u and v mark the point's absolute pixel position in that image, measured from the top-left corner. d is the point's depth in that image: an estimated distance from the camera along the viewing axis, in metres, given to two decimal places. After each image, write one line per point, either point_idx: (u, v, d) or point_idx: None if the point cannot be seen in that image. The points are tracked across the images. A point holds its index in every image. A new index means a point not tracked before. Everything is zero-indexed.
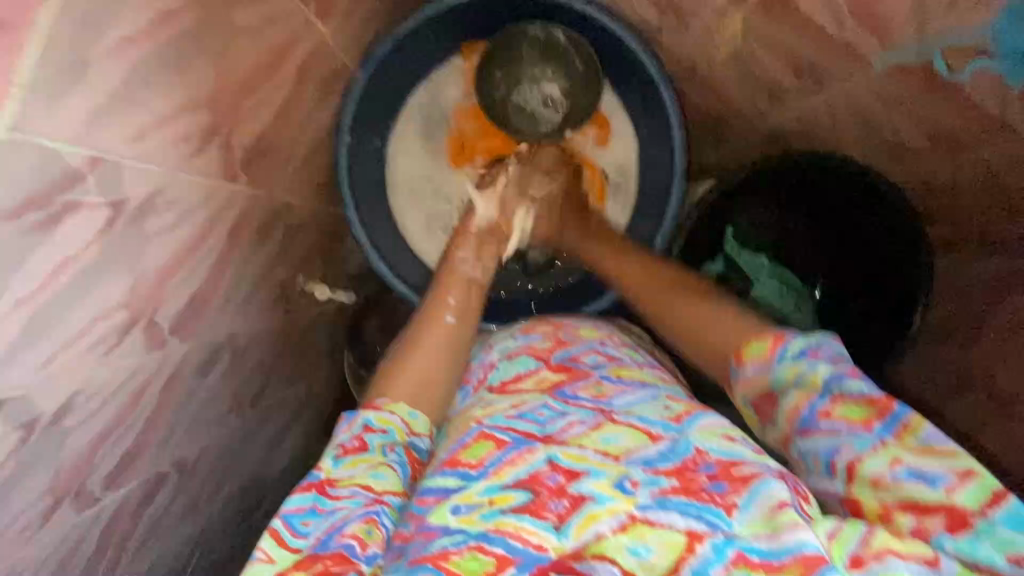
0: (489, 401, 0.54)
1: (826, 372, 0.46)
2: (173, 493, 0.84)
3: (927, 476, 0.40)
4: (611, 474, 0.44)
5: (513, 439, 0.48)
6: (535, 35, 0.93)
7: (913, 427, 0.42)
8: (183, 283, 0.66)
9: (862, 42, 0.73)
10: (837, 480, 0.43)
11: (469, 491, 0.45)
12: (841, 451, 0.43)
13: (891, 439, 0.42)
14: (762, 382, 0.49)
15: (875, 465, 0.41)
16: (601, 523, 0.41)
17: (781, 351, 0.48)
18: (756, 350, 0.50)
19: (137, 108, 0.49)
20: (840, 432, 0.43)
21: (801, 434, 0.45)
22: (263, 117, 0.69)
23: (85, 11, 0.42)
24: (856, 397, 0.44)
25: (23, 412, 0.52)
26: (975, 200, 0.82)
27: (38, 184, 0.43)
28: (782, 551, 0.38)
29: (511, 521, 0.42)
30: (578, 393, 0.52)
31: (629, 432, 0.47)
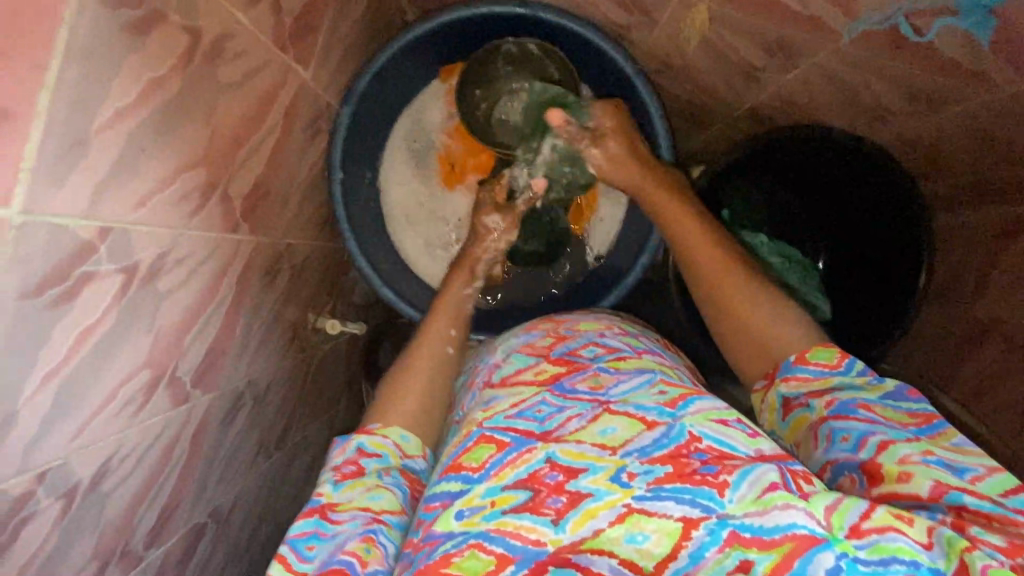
0: (489, 400, 0.55)
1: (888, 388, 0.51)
2: (213, 541, 0.86)
3: (956, 464, 0.44)
4: (608, 467, 0.45)
5: (513, 440, 0.49)
6: (508, 50, 0.95)
7: (948, 434, 0.46)
8: (200, 336, 0.68)
9: (828, 15, 0.70)
10: (863, 452, 0.46)
11: (471, 495, 0.46)
12: (876, 431, 0.46)
13: (926, 437, 0.46)
14: (823, 385, 0.52)
15: (907, 447, 0.45)
16: (598, 519, 0.43)
17: (849, 361, 0.53)
18: (823, 355, 0.54)
19: (140, 175, 0.51)
20: (877, 420, 0.47)
21: (837, 415, 0.49)
22: (255, 166, 0.71)
23: (83, 93, 0.43)
24: (905, 410, 0.49)
25: (62, 481, 0.54)
26: (965, 148, 0.84)
27: (54, 261, 0.45)
28: (774, 527, 0.40)
29: (510, 520, 0.44)
30: (576, 386, 0.53)
31: (625, 421, 0.49)
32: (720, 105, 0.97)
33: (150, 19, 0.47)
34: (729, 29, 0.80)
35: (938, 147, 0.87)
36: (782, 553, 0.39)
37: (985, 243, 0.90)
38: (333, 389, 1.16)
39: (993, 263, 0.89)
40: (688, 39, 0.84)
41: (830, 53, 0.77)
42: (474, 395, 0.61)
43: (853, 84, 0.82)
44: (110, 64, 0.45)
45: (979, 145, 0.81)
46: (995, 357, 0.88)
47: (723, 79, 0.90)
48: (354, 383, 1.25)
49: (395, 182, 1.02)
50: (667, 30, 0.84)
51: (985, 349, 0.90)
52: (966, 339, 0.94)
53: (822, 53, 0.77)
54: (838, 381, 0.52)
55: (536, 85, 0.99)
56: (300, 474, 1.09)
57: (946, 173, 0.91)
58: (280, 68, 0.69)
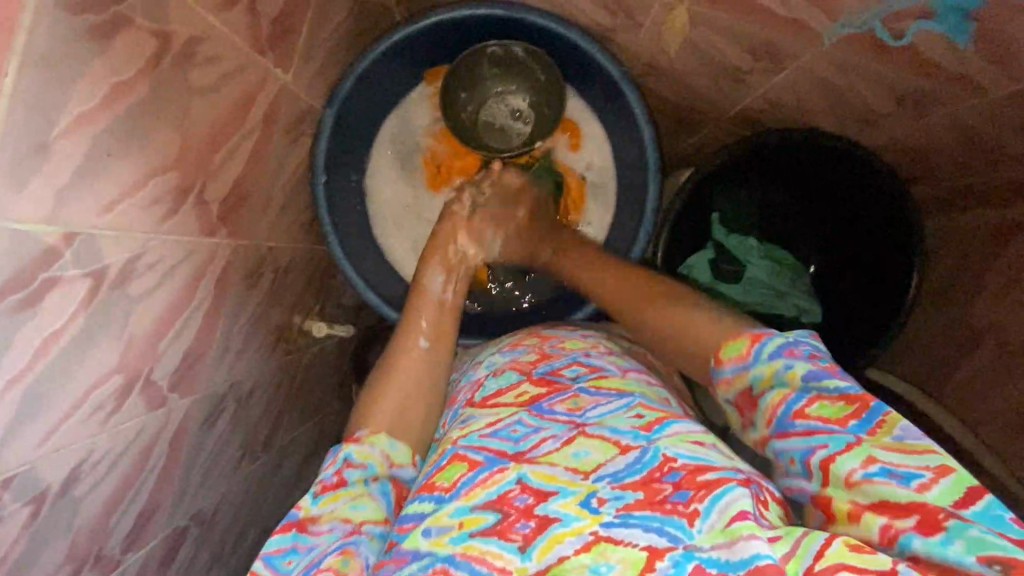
0: (466, 420, 0.54)
1: (802, 371, 0.47)
2: (196, 545, 0.86)
3: (901, 473, 0.41)
4: (580, 491, 0.44)
5: (486, 459, 0.48)
6: (494, 52, 0.94)
7: (887, 426, 0.43)
8: (177, 341, 0.67)
9: (810, 17, 0.69)
10: (813, 480, 0.44)
11: (441, 513, 0.45)
12: (815, 449, 0.44)
13: (866, 437, 0.43)
14: (743, 385, 0.50)
15: (848, 463, 0.42)
16: (564, 545, 0.42)
17: (757, 349, 0.50)
18: (733, 351, 0.52)
19: (107, 179, 0.51)
20: (815, 428, 0.45)
21: (778, 434, 0.46)
22: (233, 169, 0.70)
23: (43, 96, 0.43)
24: (833, 396, 0.45)
25: (30, 487, 0.53)
26: (954, 152, 0.83)
27: (16, 266, 0.44)
28: (739, 563, 0.39)
29: (477, 545, 0.43)
30: (554, 407, 0.52)
31: (601, 445, 0.48)
32: (709, 108, 0.96)
33: (114, 22, 0.47)
34: (713, 31, 0.79)
35: (925, 150, 0.86)
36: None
37: (978, 247, 0.89)
38: (322, 392, 1.16)
39: (987, 266, 0.88)
40: (673, 41, 0.83)
41: (815, 56, 0.76)
42: (455, 413, 0.60)
43: (839, 87, 0.81)
44: (73, 68, 0.44)
45: (968, 148, 0.80)
46: (987, 364, 0.87)
47: (709, 82, 0.89)
48: (345, 386, 1.25)
49: (383, 185, 1.02)
50: (651, 32, 0.84)
51: (976, 355, 0.89)
52: (958, 346, 0.93)
53: (806, 56, 0.76)
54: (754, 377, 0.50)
55: (522, 87, 0.98)
56: (289, 477, 1.09)
57: (937, 177, 0.90)
58: (258, 71, 0.69)
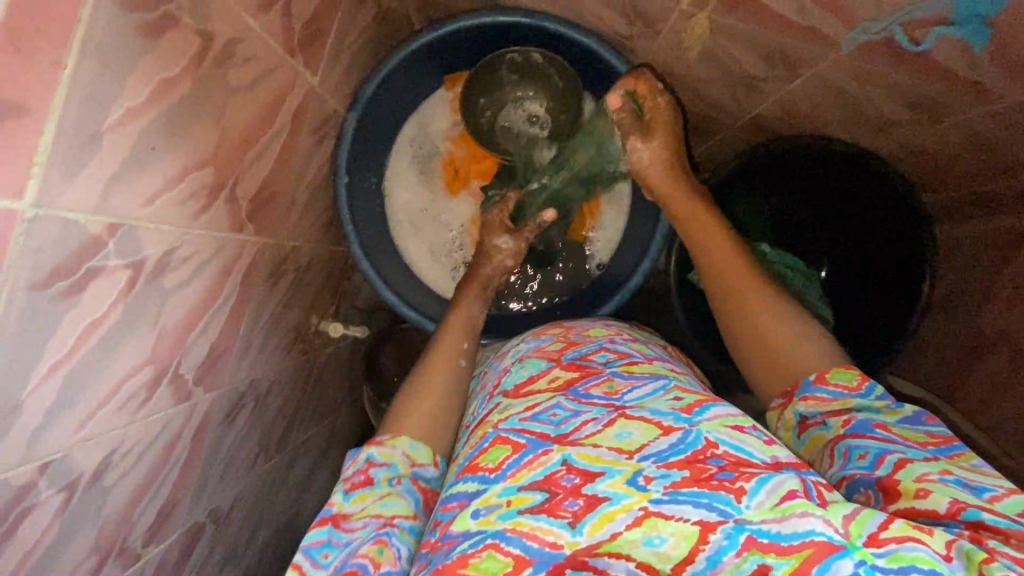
0: (504, 405, 0.55)
1: (906, 411, 0.52)
2: (210, 543, 0.86)
3: (975, 484, 0.43)
4: (626, 470, 0.45)
5: (529, 442, 0.49)
6: (513, 58, 0.96)
7: (964, 456, 0.47)
8: (203, 335, 0.69)
9: (825, 25, 0.71)
10: (880, 469, 0.46)
11: (488, 494, 0.46)
12: (892, 450, 0.47)
13: (944, 457, 0.47)
14: (841, 406, 0.53)
15: (924, 466, 0.45)
16: (616, 523, 0.42)
17: (868, 386, 0.54)
18: (842, 377, 0.55)
19: (150, 172, 0.52)
20: (893, 439, 0.49)
21: (854, 435, 0.50)
22: (262, 169, 0.72)
23: (97, 91, 0.44)
24: (923, 431, 0.50)
25: (64, 473, 0.54)
26: (964, 159, 0.84)
27: (65, 253, 0.46)
28: (793, 534, 0.39)
29: (526, 521, 0.43)
30: (590, 391, 0.53)
31: (642, 425, 0.48)
32: (722, 116, 0.98)
33: (164, 21, 0.49)
34: (729, 39, 0.80)
35: (937, 159, 0.88)
36: (800, 559, 0.38)
37: (987, 255, 0.91)
38: (335, 394, 1.17)
39: (994, 274, 0.90)
40: (689, 49, 0.85)
41: (830, 64, 0.78)
42: (485, 401, 0.61)
43: (852, 95, 0.82)
44: (125, 64, 0.46)
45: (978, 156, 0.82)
46: (997, 368, 0.88)
47: (725, 89, 0.91)
48: (356, 389, 1.26)
49: (401, 187, 1.04)
50: (669, 40, 0.86)
51: (988, 361, 0.90)
52: (968, 352, 0.94)
53: (821, 64, 0.78)
54: (857, 404, 0.53)
55: (539, 94, 1.00)
56: (300, 478, 1.10)
57: (948, 186, 0.92)
58: (289, 73, 0.71)
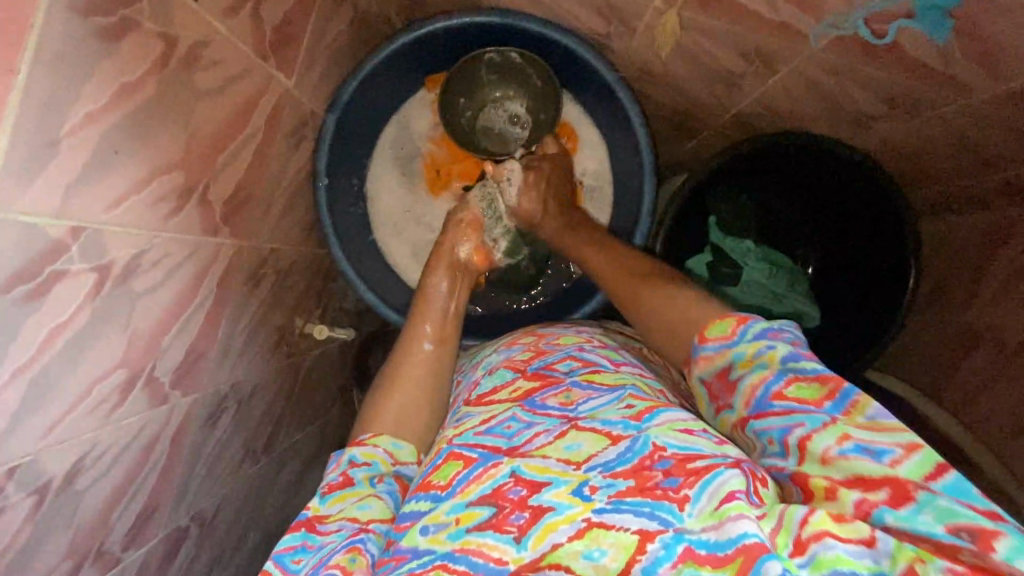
0: (462, 419, 0.56)
1: (784, 353, 0.48)
2: (196, 546, 0.86)
3: (874, 449, 0.41)
4: (571, 481, 0.45)
5: (480, 456, 0.49)
6: (491, 58, 0.96)
7: (861, 405, 0.44)
8: (178, 338, 0.69)
9: (797, 20, 0.70)
10: (789, 458, 0.44)
11: (438, 511, 0.46)
12: (793, 427, 0.44)
13: (840, 415, 0.43)
14: (723, 362, 0.51)
15: (823, 441, 0.43)
16: (558, 534, 0.42)
17: (743, 329, 0.51)
18: (719, 329, 0.53)
19: (114, 175, 0.52)
20: (793, 409, 0.45)
21: (756, 414, 0.47)
22: (236, 171, 0.72)
23: (52, 95, 0.44)
24: (809, 376, 0.46)
25: (33, 477, 0.54)
26: (946, 152, 0.84)
27: (27, 257, 0.46)
28: (727, 542, 0.40)
29: (473, 539, 0.44)
30: (546, 401, 0.53)
31: (591, 436, 0.48)
32: (703, 113, 0.98)
33: (123, 25, 0.49)
34: (704, 36, 0.80)
35: (921, 153, 0.87)
36: (734, 568, 0.39)
37: (973, 250, 0.90)
38: (324, 396, 1.17)
39: (981, 269, 0.89)
40: (664, 46, 0.85)
41: (805, 60, 0.77)
42: (453, 412, 0.61)
43: (831, 90, 0.82)
44: (82, 68, 0.46)
45: (960, 149, 0.81)
46: (986, 364, 0.88)
47: (704, 85, 0.91)
48: (346, 391, 1.26)
49: (383, 190, 1.04)
50: (645, 37, 0.85)
51: (976, 355, 0.89)
52: (957, 347, 0.93)
53: (796, 59, 0.78)
54: (733, 355, 0.51)
55: (519, 93, 1.00)
56: (290, 481, 1.10)
57: (934, 179, 0.91)
58: (261, 76, 0.71)
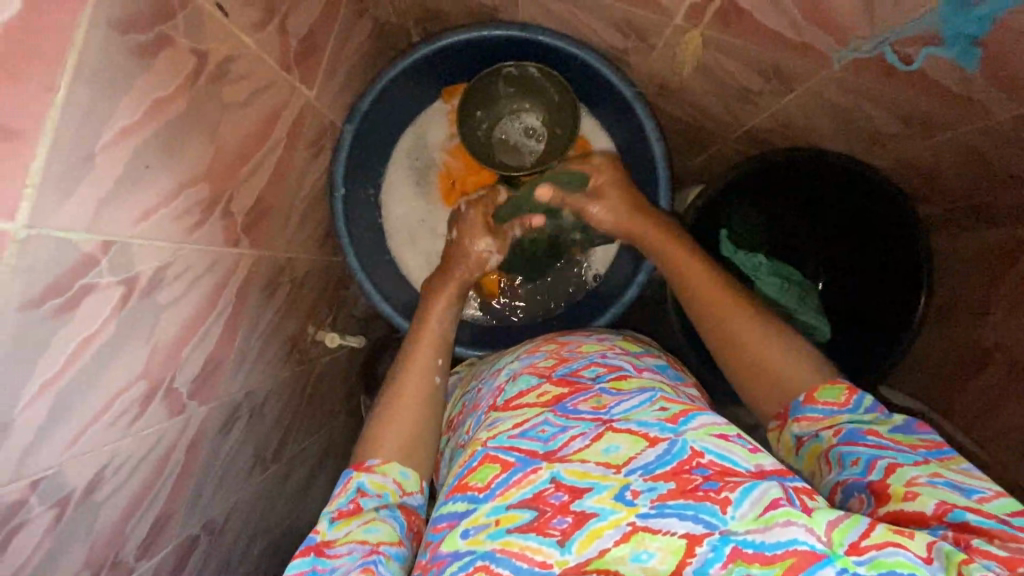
0: (493, 422, 0.55)
1: (898, 418, 0.52)
2: (205, 554, 0.86)
3: (964, 486, 0.44)
4: (612, 486, 0.45)
5: (518, 460, 0.49)
6: (509, 72, 0.96)
7: (955, 459, 0.47)
8: (198, 348, 0.69)
9: (819, 42, 0.70)
10: (872, 473, 0.47)
11: (477, 513, 0.46)
12: (883, 455, 0.48)
13: (934, 460, 0.47)
14: (832, 423, 0.53)
15: (913, 469, 0.46)
16: (603, 539, 0.43)
17: (858, 398, 0.53)
18: (831, 394, 0.55)
19: (144, 190, 0.52)
20: (886, 445, 0.49)
21: (847, 441, 0.50)
22: (258, 183, 0.73)
23: (88, 112, 0.44)
24: (917, 440, 0.50)
25: (56, 489, 0.54)
26: (960, 172, 0.84)
27: (58, 272, 0.46)
28: (777, 544, 0.40)
29: (516, 541, 0.44)
30: (578, 406, 0.53)
31: (628, 439, 0.48)
32: (717, 127, 0.99)
33: (158, 42, 0.49)
34: (724, 54, 0.80)
35: (937, 174, 0.88)
36: (783, 567, 0.39)
37: (980, 269, 0.92)
38: (332, 403, 1.17)
39: (991, 286, 0.90)
40: (683, 64, 0.86)
41: (822, 79, 0.78)
42: (478, 419, 0.61)
43: (848, 109, 0.82)
44: (119, 85, 0.46)
45: (976, 169, 0.82)
46: (995, 382, 0.88)
47: (720, 102, 0.92)
48: (353, 398, 1.26)
49: (398, 199, 1.04)
50: (664, 55, 0.86)
51: (986, 374, 0.90)
52: (963, 364, 0.94)
53: (814, 78, 0.78)
54: (846, 418, 0.53)
55: (536, 106, 1.01)
56: (297, 488, 1.10)
57: (945, 198, 0.92)
58: (285, 89, 0.71)
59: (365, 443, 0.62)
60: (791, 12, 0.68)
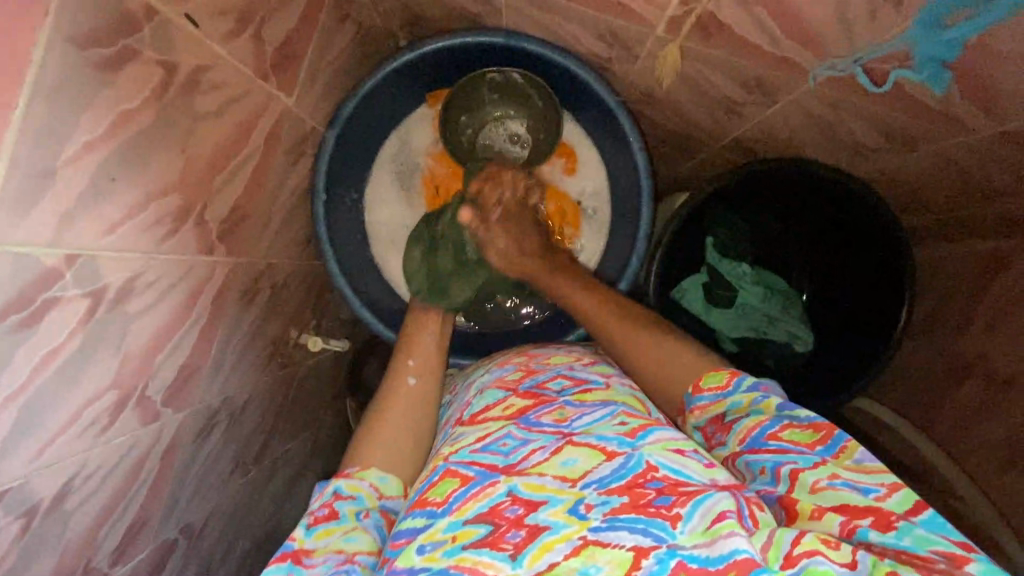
0: (457, 437, 0.55)
1: (778, 401, 0.53)
2: (183, 558, 0.86)
3: (861, 486, 0.45)
4: (568, 499, 0.45)
5: (477, 473, 0.49)
6: (493, 79, 0.97)
7: (848, 449, 0.47)
8: (171, 357, 0.69)
9: (799, 56, 0.70)
10: (780, 485, 0.47)
11: (433, 529, 0.46)
12: (785, 462, 0.48)
13: (830, 458, 0.47)
14: (719, 409, 0.56)
15: (813, 474, 0.46)
16: (554, 552, 0.42)
17: (737, 381, 0.56)
18: (713, 380, 0.58)
19: (110, 203, 0.52)
20: (786, 448, 0.49)
21: (750, 449, 0.51)
22: (234, 191, 0.72)
23: (47, 129, 0.44)
24: (803, 424, 0.50)
25: (21, 501, 0.54)
26: (942, 185, 0.84)
27: (21, 287, 0.46)
28: (719, 557, 0.40)
29: (469, 556, 0.43)
30: (541, 419, 0.53)
31: (587, 452, 0.49)
32: (702, 135, 0.98)
33: (123, 55, 0.49)
34: (707, 65, 0.80)
35: (920, 187, 0.88)
36: None
37: (963, 282, 0.92)
38: (316, 403, 1.17)
39: (972, 300, 0.90)
40: (666, 74, 0.85)
41: (804, 93, 0.77)
42: (446, 433, 0.61)
43: (830, 121, 0.82)
44: (81, 100, 0.46)
45: (957, 185, 0.82)
46: (977, 395, 0.88)
47: (704, 111, 0.91)
48: (339, 400, 1.26)
49: (381, 203, 1.04)
50: (646, 65, 0.86)
51: (966, 387, 0.90)
52: (947, 376, 0.94)
53: (796, 91, 0.78)
54: (728, 403, 0.55)
55: (519, 113, 1.01)
56: (281, 490, 1.10)
57: (926, 211, 0.92)
58: (261, 96, 0.71)
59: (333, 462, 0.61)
60: (771, 28, 0.67)
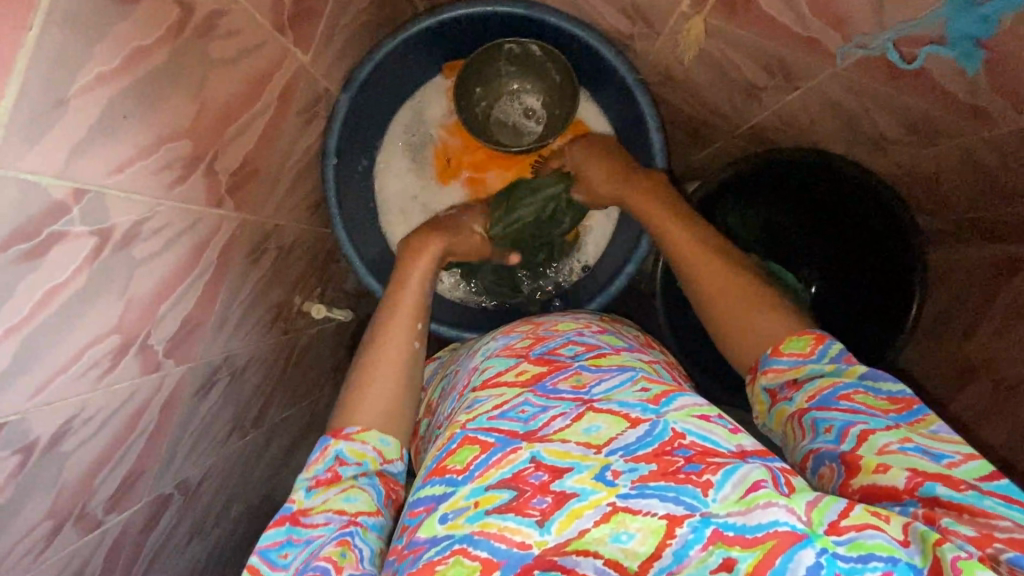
0: (471, 403, 0.54)
1: (862, 369, 0.52)
2: (178, 514, 0.87)
3: (933, 451, 0.44)
4: (593, 466, 0.45)
5: (497, 440, 0.48)
6: (511, 49, 0.94)
7: (925, 419, 0.47)
8: (175, 307, 0.68)
9: (825, 38, 0.68)
10: (844, 443, 0.47)
11: (456, 497, 0.45)
12: (856, 422, 0.47)
13: (905, 424, 0.47)
14: (798, 374, 0.53)
15: (885, 435, 0.46)
16: (583, 519, 0.42)
17: (822, 349, 0.54)
18: (796, 345, 0.55)
19: (121, 140, 0.52)
20: (857, 410, 0.48)
21: (819, 407, 0.50)
22: (245, 145, 0.72)
23: (59, 54, 0.43)
24: (881, 394, 0.49)
25: (20, 436, 0.54)
26: (961, 182, 0.82)
27: (26, 217, 0.45)
28: (757, 526, 0.39)
29: (494, 522, 0.43)
30: (558, 386, 0.52)
31: (610, 419, 0.48)
32: (720, 122, 0.97)
33: None
34: (730, 45, 0.78)
35: (941, 186, 0.86)
36: (764, 550, 0.39)
37: (976, 288, 0.91)
38: (317, 372, 1.17)
39: (983, 306, 0.89)
40: (687, 51, 0.84)
41: (828, 77, 0.76)
42: (456, 400, 0.60)
43: (851, 109, 0.80)
44: (94, 29, 0.45)
45: (976, 183, 0.81)
46: (983, 396, 0.88)
47: (724, 94, 0.90)
48: (340, 371, 1.26)
49: (393, 173, 1.03)
50: (668, 42, 0.84)
51: (971, 389, 0.90)
52: (954, 379, 0.94)
53: (820, 76, 0.76)
54: (810, 369, 0.53)
55: (536, 87, 0.99)
56: (278, 455, 1.10)
57: (944, 210, 0.90)
58: (276, 50, 0.70)
59: (331, 423, 0.60)
60: (798, 4, 0.66)
